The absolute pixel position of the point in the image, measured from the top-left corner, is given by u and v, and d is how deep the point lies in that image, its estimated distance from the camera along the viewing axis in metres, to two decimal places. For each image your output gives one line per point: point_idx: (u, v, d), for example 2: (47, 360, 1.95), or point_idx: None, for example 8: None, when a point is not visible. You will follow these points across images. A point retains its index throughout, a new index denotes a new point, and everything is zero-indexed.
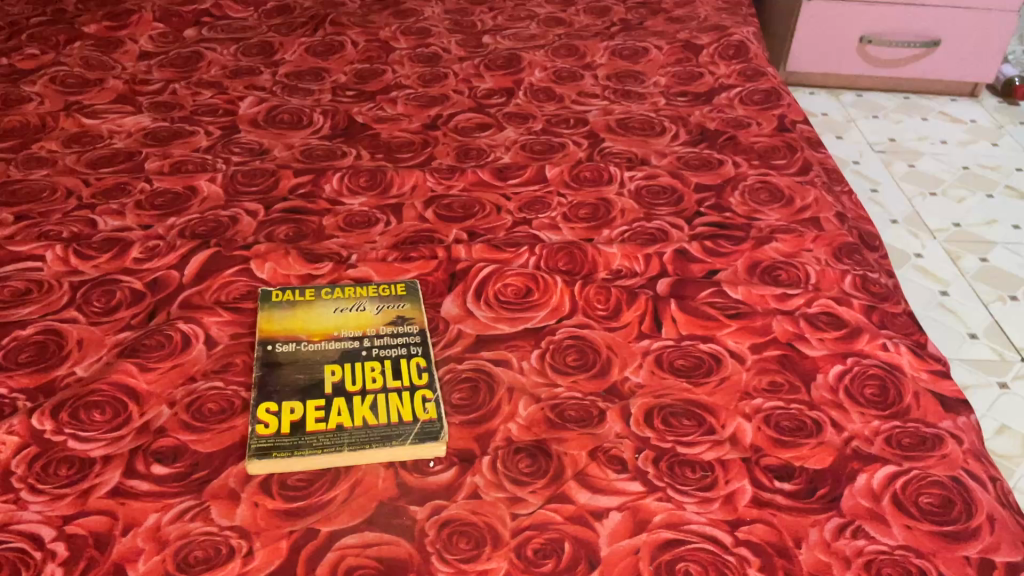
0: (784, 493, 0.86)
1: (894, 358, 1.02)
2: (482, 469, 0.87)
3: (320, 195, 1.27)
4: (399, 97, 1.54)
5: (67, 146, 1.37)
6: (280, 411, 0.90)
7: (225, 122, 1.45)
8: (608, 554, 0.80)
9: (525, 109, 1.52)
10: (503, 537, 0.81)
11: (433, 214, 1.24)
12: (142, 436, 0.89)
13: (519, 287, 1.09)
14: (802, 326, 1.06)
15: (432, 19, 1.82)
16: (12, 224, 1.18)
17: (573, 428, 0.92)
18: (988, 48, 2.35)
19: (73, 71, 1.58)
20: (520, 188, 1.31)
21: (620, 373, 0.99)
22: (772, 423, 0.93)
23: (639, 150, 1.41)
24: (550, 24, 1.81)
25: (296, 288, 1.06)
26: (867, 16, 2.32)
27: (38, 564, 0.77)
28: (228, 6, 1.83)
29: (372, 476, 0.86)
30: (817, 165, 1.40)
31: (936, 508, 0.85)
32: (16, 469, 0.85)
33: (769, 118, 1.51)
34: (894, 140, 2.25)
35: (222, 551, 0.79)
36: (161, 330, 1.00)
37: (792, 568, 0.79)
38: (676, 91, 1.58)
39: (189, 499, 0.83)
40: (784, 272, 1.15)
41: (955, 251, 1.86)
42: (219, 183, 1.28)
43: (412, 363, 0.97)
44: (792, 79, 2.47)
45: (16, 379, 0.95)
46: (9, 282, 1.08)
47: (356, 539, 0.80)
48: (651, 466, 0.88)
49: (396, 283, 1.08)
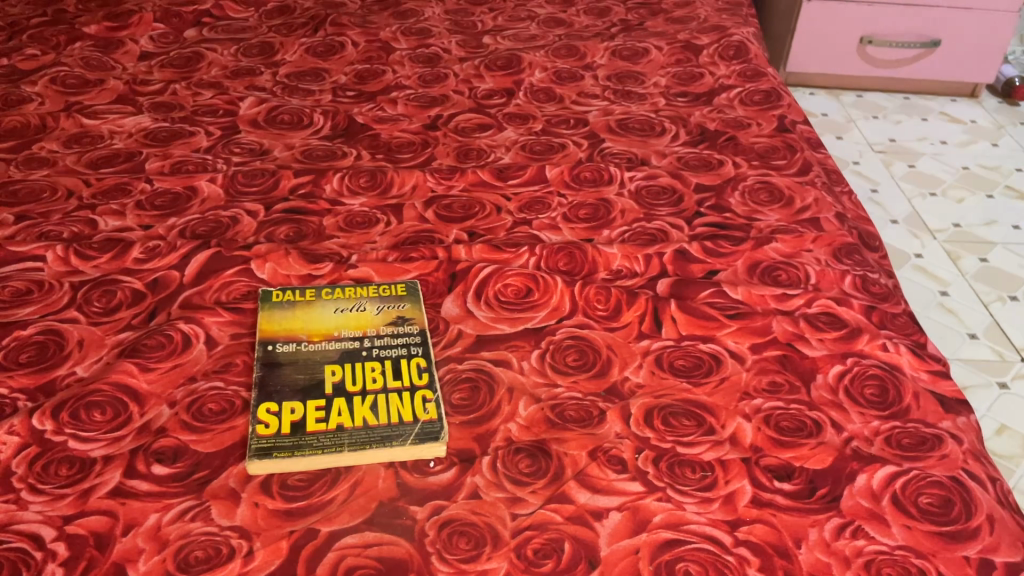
0: (784, 493, 0.86)
1: (893, 358, 1.02)
2: (483, 469, 0.87)
3: (320, 195, 1.27)
4: (399, 97, 1.54)
5: (67, 146, 1.38)
6: (280, 411, 0.90)
7: (226, 122, 1.45)
8: (608, 554, 0.80)
9: (525, 109, 1.52)
10: (503, 536, 0.81)
11: (433, 214, 1.24)
12: (141, 436, 0.89)
13: (519, 288, 1.09)
14: (802, 326, 1.06)
15: (432, 19, 1.82)
16: (12, 224, 1.18)
17: (573, 428, 0.92)
18: (988, 48, 2.35)
19: (73, 71, 1.59)
20: (520, 188, 1.31)
21: (620, 373, 0.99)
22: (772, 423, 0.93)
23: (639, 150, 1.41)
24: (551, 24, 1.81)
25: (296, 288, 1.06)
26: (867, 17, 2.31)
27: (38, 564, 0.77)
28: (229, 6, 1.83)
29: (371, 476, 0.86)
30: (817, 166, 1.40)
31: (936, 508, 0.85)
32: (17, 469, 0.85)
33: (768, 118, 1.52)
34: (894, 140, 2.25)
35: (222, 551, 0.79)
36: (161, 330, 1.01)
37: (792, 568, 0.79)
38: (676, 91, 1.58)
39: (189, 499, 0.83)
40: (784, 272, 1.15)
41: (954, 251, 1.87)
42: (220, 183, 1.28)
43: (412, 363, 0.97)
44: (792, 79, 2.48)
45: (16, 379, 0.95)
46: (9, 283, 1.08)
47: (356, 538, 0.80)
48: (651, 465, 0.88)
49: (396, 283, 1.08)
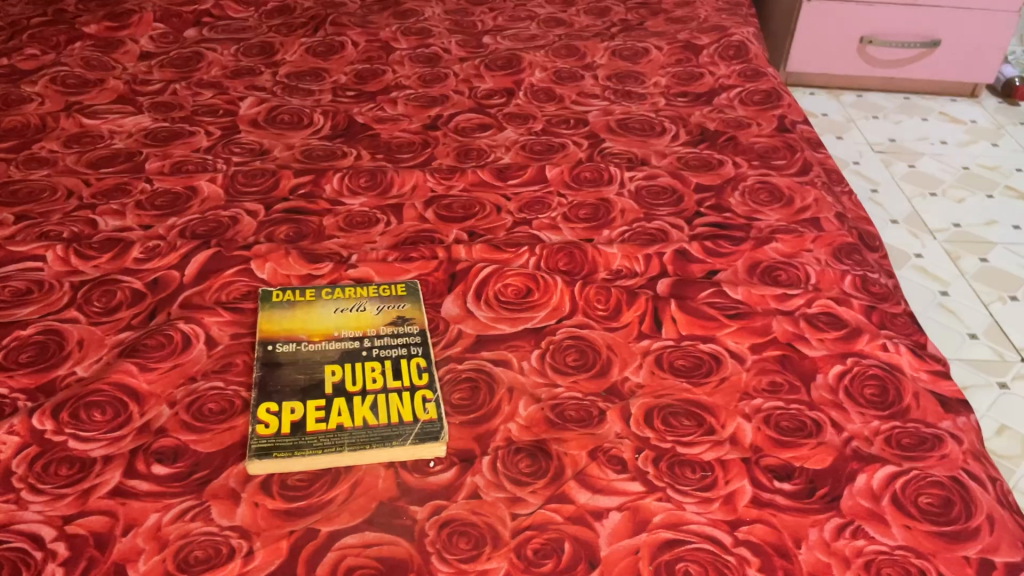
0: (784, 493, 0.86)
1: (893, 358, 1.02)
2: (483, 469, 0.87)
3: (320, 195, 1.27)
4: (399, 97, 1.54)
5: (67, 146, 1.38)
6: (280, 411, 0.90)
7: (226, 122, 1.45)
8: (608, 554, 0.80)
9: (525, 109, 1.52)
10: (503, 537, 0.81)
11: (433, 214, 1.24)
12: (141, 436, 0.89)
13: (520, 288, 1.09)
14: (802, 326, 1.06)
15: (432, 19, 1.82)
16: (12, 224, 1.18)
17: (573, 428, 0.92)
18: (988, 49, 2.35)
19: (73, 71, 1.59)
20: (521, 188, 1.31)
21: (620, 373, 0.99)
22: (772, 423, 0.93)
23: (639, 150, 1.41)
24: (551, 24, 1.81)
25: (296, 288, 1.06)
26: (867, 17, 2.31)
27: (38, 563, 0.77)
28: (228, 6, 1.83)
29: (371, 476, 0.86)
30: (817, 165, 1.40)
31: (936, 508, 0.85)
32: (17, 469, 0.85)
33: (768, 118, 1.52)
34: (894, 140, 2.25)
35: (222, 551, 0.79)
36: (161, 330, 1.00)
37: (792, 568, 0.79)
38: (676, 91, 1.58)
39: (190, 499, 0.83)
40: (784, 272, 1.15)
41: (955, 251, 1.87)
42: (219, 183, 1.28)
43: (412, 363, 0.97)
44: (792, 79, 2.48)
45: (17, 379, 0.95)
46: (9, 282, 1.08)
47: (356, 538, 0.80)
48: (651, 466, 0.88)
49: (396, 283, 1.08)
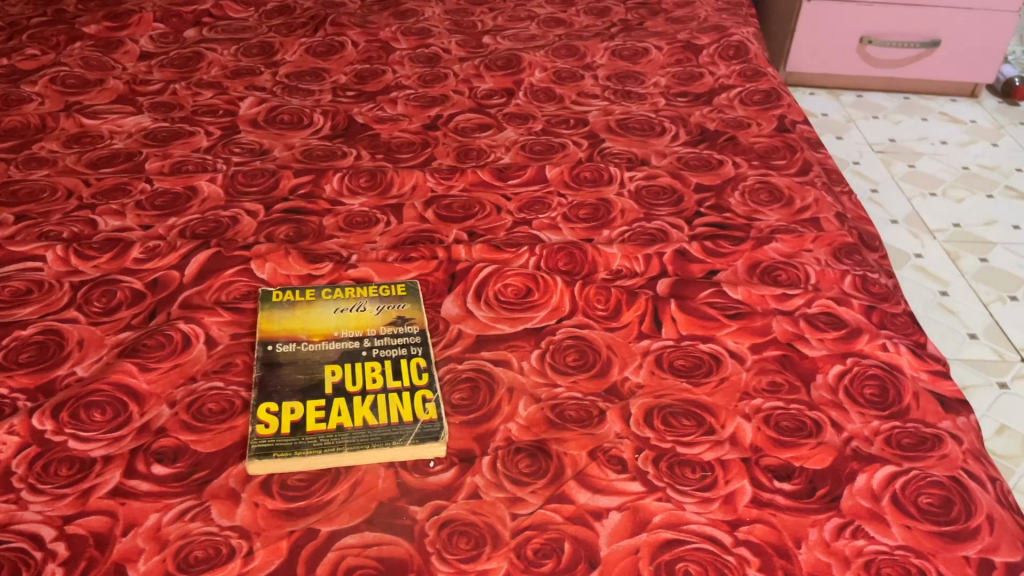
0: (784, 493, 0.86)
1: (893, 358, 1.02)
2: (483, 469, 0.87)
3: (320, 195, 1.27)
4: (399, 97, 1.54)
5: (67, 146, 1.38)
6: (280, 411, 0.90)
7: (226, 122, 1.45)
8: (608, 554, 0.80)
9: (525, 109, 1.52)
10: (503, 537, 0.81)
11: (433, 214, 1.24)
12: (141, 436, 0.89)
13: (520, 288, 1.09)
14: (802, 326, 1.06)
15: (432, 19, 1.82)
16: (12, 224, 1.18)
17: (573, 428, 0.92)
18: (988, 49, 2.35)
19: (73, 71, 1.59)
20: (520, 188, 1.31)
21: (620, 373, 0.99)
22: (771, 423, 0.93)
23: (639, 150, 1.41)
24: (551, 24, 1.81)
25: (296, 288, 1.06)
26: (867, 17, 2.31)
27: (38, 563, 0.77)
28: (228, 6, 1.83)
29: (371, 476, 0.86)
30: (817, 165, 1.40)
31: (937, 508, 0.85)
32: (16, 469, 0.85)
33: (768, 118, 1.52)
34: (894, 140, 2.25)
35: (222, 551, 0.79)
36: (161, 330, 1.00)
37: (792, 568, 0.79)
38: (676, 91, 1.58)
39: (190, 499, 0.83)
40: (784, 272, 1.15)
41: (954, 251, 1.87)
42: (219, 183, 1.28)
43: (412, 363, 0.97)
44: (792, 79, 2.48)
45: (17, 379, 0.95)
46: (9, 282, 1.08)
47: (356, 538, 0.80)
48: (651, 465, 0.88)
49: (396, 283, 1.08)
